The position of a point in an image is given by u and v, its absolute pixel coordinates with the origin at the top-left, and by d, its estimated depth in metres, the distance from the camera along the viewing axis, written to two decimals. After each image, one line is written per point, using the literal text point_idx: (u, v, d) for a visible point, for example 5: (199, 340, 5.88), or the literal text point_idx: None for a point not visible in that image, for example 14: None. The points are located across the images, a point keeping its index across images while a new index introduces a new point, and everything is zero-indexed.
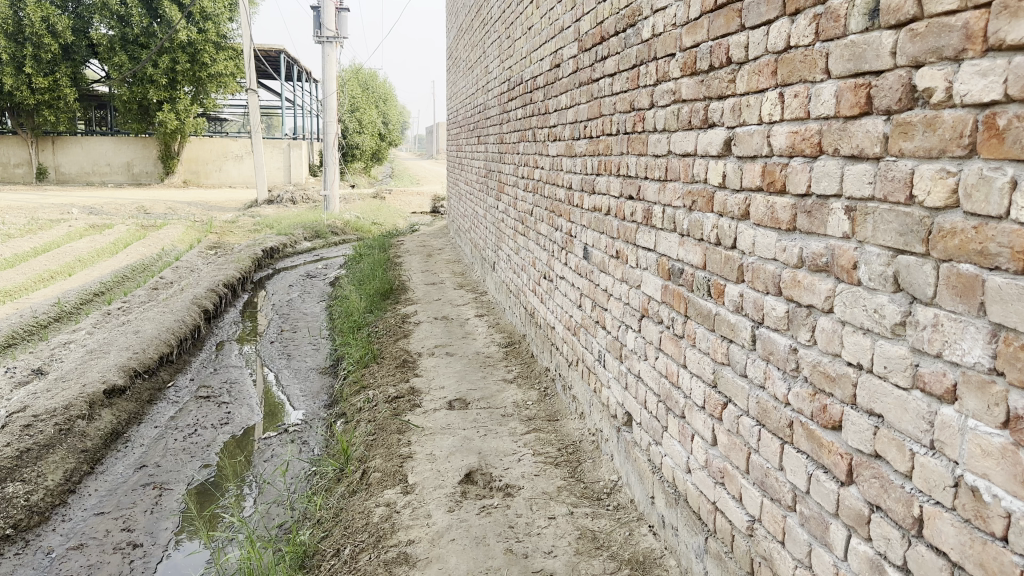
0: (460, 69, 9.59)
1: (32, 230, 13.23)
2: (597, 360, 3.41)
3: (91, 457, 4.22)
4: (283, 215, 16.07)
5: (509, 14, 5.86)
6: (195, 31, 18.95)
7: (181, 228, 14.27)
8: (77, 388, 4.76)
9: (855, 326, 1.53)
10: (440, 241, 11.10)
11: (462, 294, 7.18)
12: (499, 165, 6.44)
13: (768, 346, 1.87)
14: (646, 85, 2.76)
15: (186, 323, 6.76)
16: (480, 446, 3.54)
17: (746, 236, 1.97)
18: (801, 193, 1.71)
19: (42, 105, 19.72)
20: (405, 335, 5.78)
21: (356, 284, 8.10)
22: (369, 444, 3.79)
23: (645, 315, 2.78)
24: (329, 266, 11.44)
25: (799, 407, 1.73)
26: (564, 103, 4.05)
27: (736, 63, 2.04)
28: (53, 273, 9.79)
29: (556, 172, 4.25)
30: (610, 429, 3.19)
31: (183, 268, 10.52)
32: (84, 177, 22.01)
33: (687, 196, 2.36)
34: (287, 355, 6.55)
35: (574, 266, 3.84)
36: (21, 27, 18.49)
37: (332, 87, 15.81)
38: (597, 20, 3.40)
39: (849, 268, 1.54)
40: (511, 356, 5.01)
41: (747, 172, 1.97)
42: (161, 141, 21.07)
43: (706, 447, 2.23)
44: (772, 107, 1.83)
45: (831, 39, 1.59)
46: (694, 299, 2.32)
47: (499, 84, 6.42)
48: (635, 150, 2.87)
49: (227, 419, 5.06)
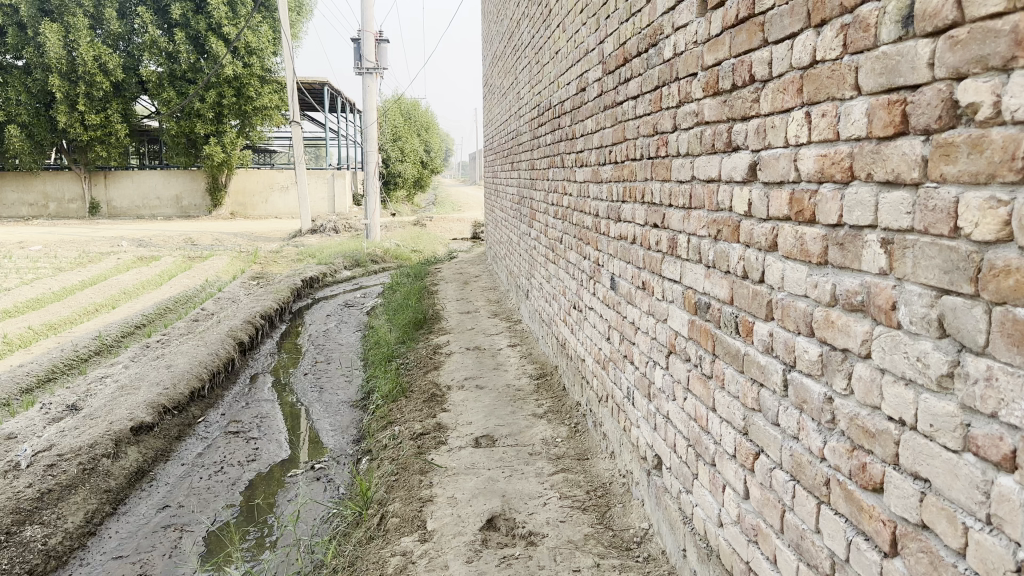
0: (495, 97, 9.56)
1: (82, 263, 13.49)
2: (626, 397, 3.22)
3: (113, 497, 4.16)
4: (326, 244, 16.16)
5: (539, 38, 5.74)
6: (241, 66, 19.36)
7: (226, 258, 14.45)
8: (104, 425, 4.72)
9: (896, 375, 1.34)
10: (477, 268, 11.00)
11: (496, 322, 7.05)
12: (531, 191, 6.29)
13: (801, 393, 1.68)
14: (669, 107, 2.59)
15: (219, 356, 6.73)
16: (504, 488, 3.37)
17: (774, 270, 1.79)
18: (832, 223, 1.53)
19: (95, 141, 20.27)
20: (435, 367, 5.65)
21: (390, 314, 8.02)
22: (390, 486, 3.65)
23: (672, 351, 2.59)
24: (367, 295, 11.43)
25: (835, 464, 1.54)
26: (590, 127, 3.90)
27: (760, 81, 1.87)
28: (98, 305, 9.92)
29: (583, 198, 4.09)
30: (640, 471, 3.00)
31: (224, 299, 10.59)
32: (135, 211, 22.55)
33: (712, 224, 2.18)
34: (320, 387, 6.47)
35: (602, 296, 3.67)
36: (74, 66, 18.96)
37: (372, 117, 15.92)
38: (620, 40, 3.26)
39: (887, 309, 1.36)
40: (542, 389, 4.84)
41: (774, 199, 1.79)
42: (208, 174, 21.49)
43: (738, 500, 2.04)
44: (799, 128, 1.66)
45: (861, 51, 1.42)
46: (721, 337, 2.13)
47: (531, 109, 6.29)
48: (659, 176, 2.70)
49: (254, 455, 4.96)
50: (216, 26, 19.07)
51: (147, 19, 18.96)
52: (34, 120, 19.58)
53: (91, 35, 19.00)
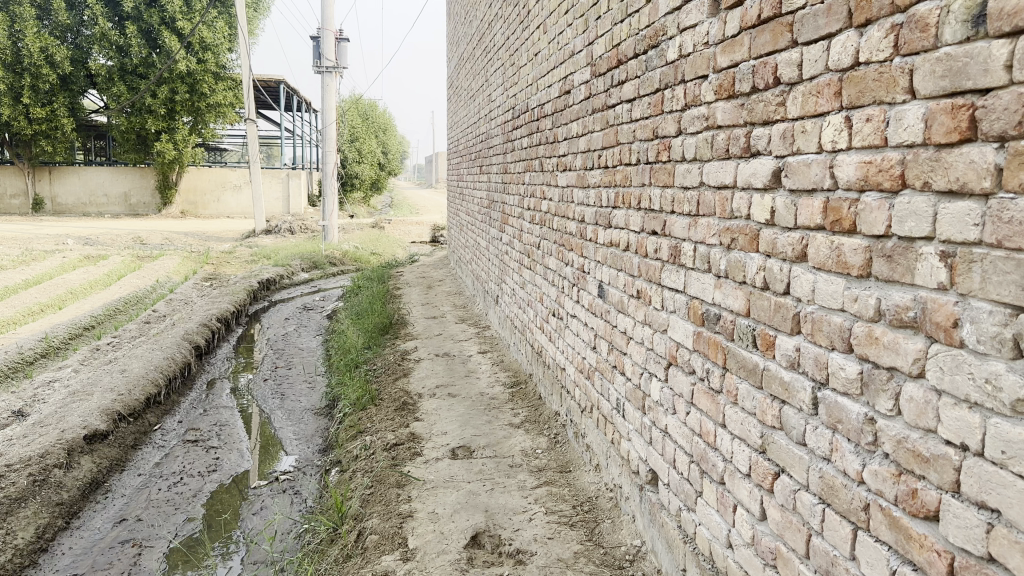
0: (461, 100, 9.42)
1: (25, 261, 12.95)
2: (615, 410, 3.12)
3: (67, 511, 3.91)
4: (282, 245, 15.82)
5: (514, 40, 5.64)
6: (195, 62, 18.89)
7: (178, 259, 14.02)
8: (55, 433, 4.46)
9: (956, 397, 1.26)
10: (440, 272, 10.84)
11: (464, 329, 6.90)
12: (504, 195, 6.17)
13: (835, 413, 1.60)
14: (672, 110, 2.51)
15: (175, 360, 6.46)
16: (486, 503, 3.24)
17: (803, 282, 1.71)
18: (877, 234, 1.45)
19: (40, 135, 19.56)
20: (404, 374, 5.49)
21: (354, 318, 7.83)
22: (365, 500, 3.50)
23: (673, 363, 2.50)
24: (327, 298, 11.19)
25: (876, 488, 1.46)
26: (574, 131, 3.81)
27: (786, 83, 1.79)
28: (43, 306, 9.50)
29: (566, 203, 4.00)
30: (631, 486, 2.90)
31: (178, 301, 10.25)
32: (80, 208, 21.83)
33: (724, 232, 2.09)
34: (281, 394, 6.25)
35: (587, 304, 3.58)
36: (19, 57, 18.27)
37: (332, 117, 15.64)
38: (613, 42, 3.17)
39: (947, 326, 1.28)
40: (517, 398, 4.73)
41: (804, 208, 1.71)
42: (159, 171, 20.91)
43: (753, 521, 1.95)
44: (837, 133, 1.58)
45: (917, 52, 1.35)
46: (735, 349, 2.04)
47: (504, 111, 6.17)
48: (659, 181, 2.61)
49: (215, 466, 4.74)
50: (170, 20, 18.58)
51: (97, 11, 18.37)
52: None
53: (38, 25, 18.35)
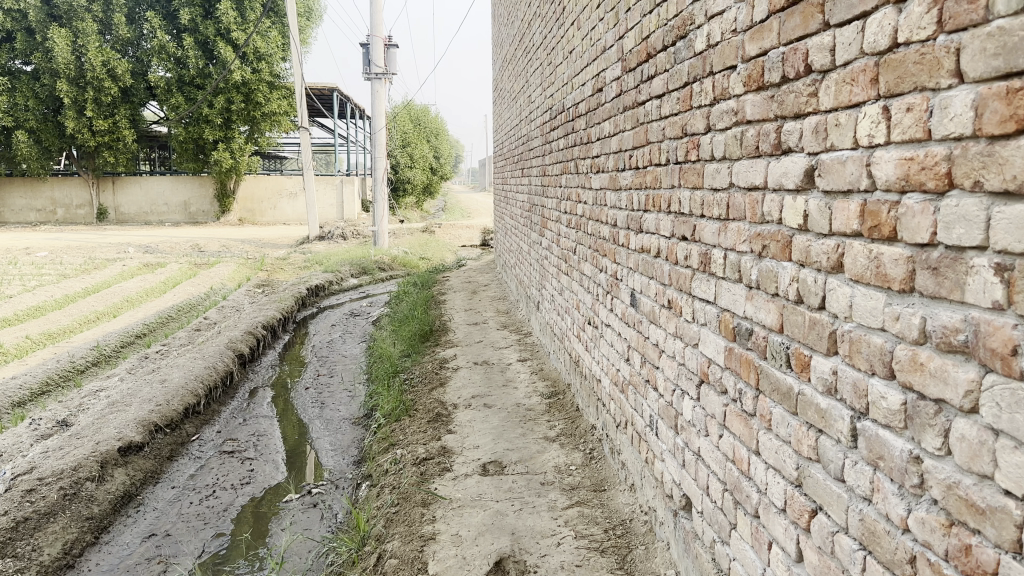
0: (505, 101, 9.27)
1: (87, 270, 13.25)
2: (649, 427, 2.92)
3: (96, 525, 3.89)
4: (334, 251, 15.91)
5: (551, 38, 5.45)
6: (250, 71, 19.22)
7: (233, 265, 14.21)
8: (90, 446, 4.45)
9: (1017, 439, 1.05)
10: (487, 277, 10.71)
11: (505, 335, 6.76)
12: (543, 198, 6.00)
13: (877, 448, 1.39)
14: (700, 106, 2.31)
15: (217, 369, 6.45)
16: (513, 525, 3.07)
17: (840, 296, 1.50)
18: (921, 241, 1.25)
19: (103, 146, 20.11)
20: (441, 384, 5.36)
21: (396, 324, 7.75)
22: (390, 520, 3.37)
23: (704, 380, 2.29)
24: (374, 304, 11.17)
25: (924, 539, 1.25)
26: (607, 130, 3.62)
27: (819, 71, 1.58)
28: (99, 314, 9.68)
29: (600, 206, 3.81)
30: (666, 511, 2.70)
31: (228, 308, 10.34)
32: (142, 217, 22.41)
33: (755, 238, 1.89)
34: (321, 403, 6.19)
35: (621, 313, 3.39)
36: (82, 71, 18.82)
37: (381, 122, 15.69)
38: (642, 35, 2.97)
39: (1005, 354, 1.07)
40: (555, 409, 4.55)
41: (839, 212, 1.50)
42: (217, 180, 21.32)
43: (789, 563, 1.74)
44: (874, 126, 1.37)
45: (964, 27, 1.14)
46: (767, 370, 1.84)
47: (543, 112, 5.99)
48: (688, 182, 2.41)
49: (249, 478, 4.68)
50: (225, 31, 18.92)
51: (155, 25, 18.79)
52: (41, 125, 19.44)
53: (100, 40, 18.88)
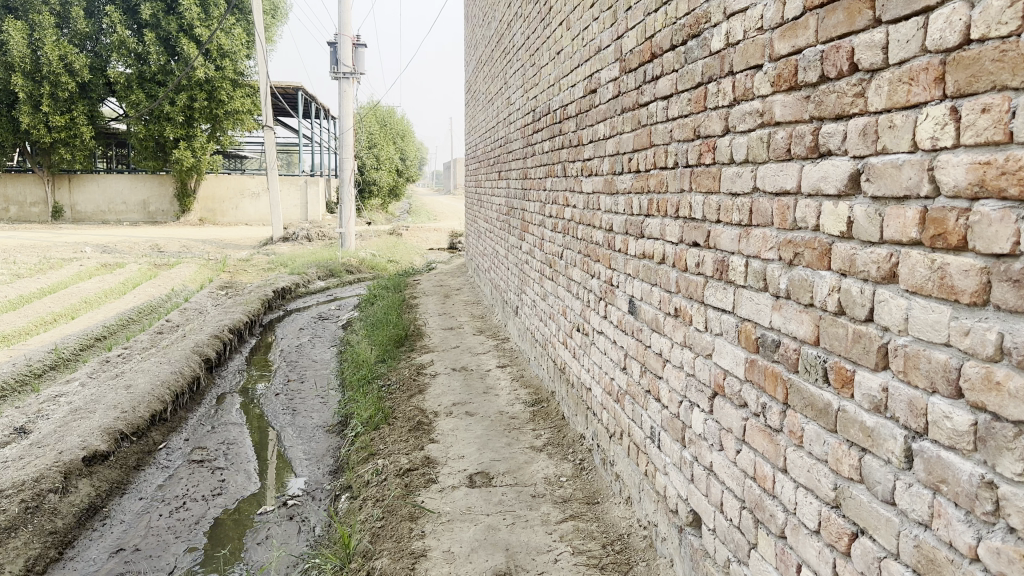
0: (480, 102, 9.14)
1: (41, 269, 12.82)
2: (649, 439, 2.83)
3: (60, 540, 3.68)
4: (299, 253, 15.63)
5: (535, 39, 5.35)
6: (213, 69, 18.83)
7: (195, 266, 13.88)
8: (53, 456, 4.22)
9: None
10: (458, 280, 10.58)
11: (482, 341, 6.62)
12: (524, 202, 5.88)
13: (938, 470, 1.30)
14: (716, 107, 2.22)
15: (184, 374, 6.22)
16: (507, 541, 2.96)
17: (893, 308, 1.41)
18: (999, 252, 1.17)
19: (59, 143, 19.54)
20: (420, 390, 5.22)
21: (369, 329, 7.58)
22: (375, 535, 3.24)
23: (719, 393, 2.20)
24: (342, 307, 10.96)
25: (999, 571, 1.17)
26: (601, 132, 3.52)
27: (866, 70, 1.50)
28: (55, 315, 9.33)
29: (592, 210, 3.71)
30: (669, 527, 2.61)
31: (191, 310, 10.04)
32: (99, 215, 21.82)
33: (785, 245, 1.80)
34: (292, 410, 6.01)
35: (616, 321, 3.29)
36: (38, 66, 18.27)
37: (349, 123, 15.45)
38: (645, 34, 2.88)
39: None
40: (539, 417, 4.44)
41: (892, 219, 1.41)
42: (177, 179, 20.85)
43: None
44: (939, 128, 1.29)
45: None
46: (799, 384, 1.75)
47: (524, 114, 5.88)
48: (701, 186, 2.32)
49: (221, 489, 4.49)
50: (188, 27, 18.51)
51: (115, 19, 18.31)
52: None
53: (57, 33, 18.35)
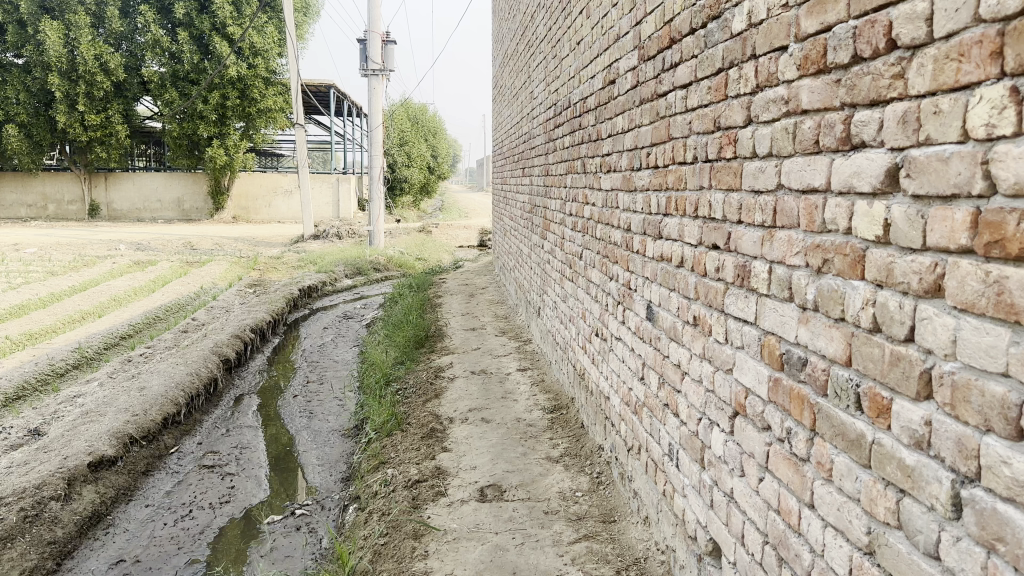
0: (505, 98, 8.93)
1: (75, 267, 12.90)
2: (668, 457, 2.61)
3: (59, 551, 3.56)
4: (329, 251, 15.59)
5: (557, 29, 5.14)
6: (245, 67, 18.88)
7: (225, 264, 13.87)
8: (58, 461, 4.12)
9: None
10: (484, 279, 10.41)
11: (504, 342, 6.44)
12: (546, 199, 5.68)
13: (993, 525, 1.08)
14: (738, 95, 2.00)
15: (200, 375, 6.12)
16: (514, 563, 2.77)
17: (938, 328, 1.19)
18: None
19: (95, 141, 19.75)
20: (436, 395, 5.05)
21: (390, 329, 7.44)
22: (377, 553, 3.07)
23: (740, 412, 1.98)
24: (368, 306, 10.86)
25: None
26: (620, 125, 3.31)
27: (906, 47, 1.28)
28: (84, 313, 9.34)
29: (611, 209, 3.49)
30: (688, 554, 2.40)
31: (218, 308, 10.00)
32: (135, 213, 22.03)
33: (813, 251, 1.58)
34: (309, 413, 5.87)
35: (634, 327, 3.07)
36: (74, 65, 18.45)
37: (378, 120, 15.36)
38: (664, 18, 2.66)
39: None
40: (558, 425, 4.24)
41: (938, 221, 1.19)
42: (211, 177, 20.97)
43: None
44: (996, 113, 1.07)
45: None
46: (828, 410, 1.52)
47: (546, 109, 5.67)
48: (721, 183, 2.10)
49: (229, 496, 4.37)
50: (219, 25, 18.55)
51: (150, 19, 18.43)
52: (32, 119, 19.08)
53: (93, 33, 18.52)
